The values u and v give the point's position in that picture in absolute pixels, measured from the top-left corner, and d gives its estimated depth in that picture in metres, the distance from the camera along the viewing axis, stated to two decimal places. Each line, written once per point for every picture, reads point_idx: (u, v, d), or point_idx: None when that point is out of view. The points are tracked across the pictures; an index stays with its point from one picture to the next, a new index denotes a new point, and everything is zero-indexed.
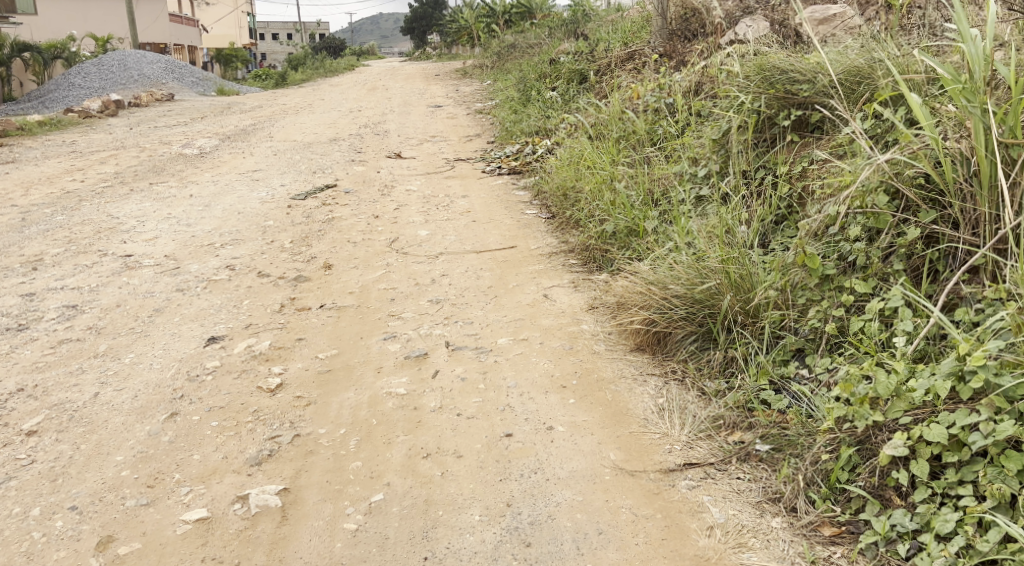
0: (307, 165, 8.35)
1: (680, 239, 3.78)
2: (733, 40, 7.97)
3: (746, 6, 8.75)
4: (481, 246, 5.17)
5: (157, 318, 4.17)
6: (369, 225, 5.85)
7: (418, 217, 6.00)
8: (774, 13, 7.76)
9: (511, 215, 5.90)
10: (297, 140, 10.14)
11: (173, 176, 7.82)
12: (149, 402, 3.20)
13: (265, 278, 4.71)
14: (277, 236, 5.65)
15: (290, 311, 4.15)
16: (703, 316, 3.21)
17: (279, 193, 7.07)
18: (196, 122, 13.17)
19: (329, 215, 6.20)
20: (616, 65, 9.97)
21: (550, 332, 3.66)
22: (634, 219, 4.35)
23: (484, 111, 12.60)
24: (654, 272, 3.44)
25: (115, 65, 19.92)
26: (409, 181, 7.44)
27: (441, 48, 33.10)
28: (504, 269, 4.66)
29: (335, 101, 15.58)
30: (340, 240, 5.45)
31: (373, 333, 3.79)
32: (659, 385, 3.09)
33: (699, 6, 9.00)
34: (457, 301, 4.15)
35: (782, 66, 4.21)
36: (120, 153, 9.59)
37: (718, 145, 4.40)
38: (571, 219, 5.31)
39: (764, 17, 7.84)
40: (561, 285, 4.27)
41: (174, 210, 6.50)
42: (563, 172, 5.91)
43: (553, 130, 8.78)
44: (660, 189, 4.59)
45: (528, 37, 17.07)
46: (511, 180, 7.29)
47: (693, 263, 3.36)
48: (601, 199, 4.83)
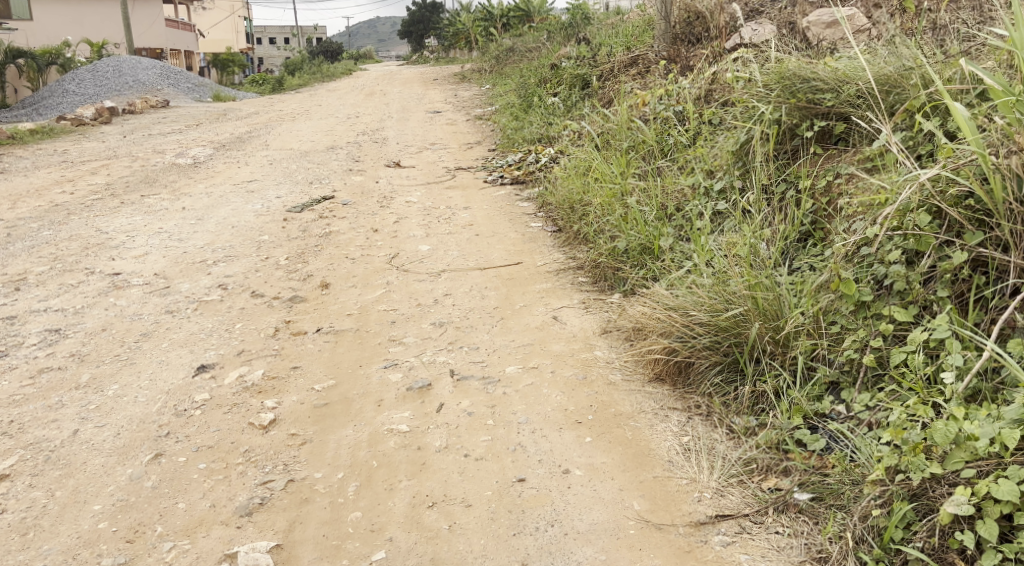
0: (304, 175, 8.13)
1: (699, 259, 3.57)
2: (740, 45, 7.77)
3: (752, 9, 8.55)
4: (485, 262, 4.95)
5: (144, 344, 3.94)
6: (367, 239, 5.62)
7: (419, 231, 5.78)
8: (782, 16, 7.56)
9: (516, 229, 5.69)
10: (294, 148, 9.93)
11: (166, 188, 7.59)
12: (132, 441, 2.97)
13: (259, 298, 4.49)
14: (272, 252, 5.43)
15: (284, 335, 3.92)
16: (728, 345, 2.98)
17: (275, 205, 6.86)
18: (191, 129, 12.96)
19: (326, 229, 5.97)
20: (619, 70, 9.76)
21: (562, 359, 3.43)
22: (648, 236, 4.13)
23: (484, 117, 12.40)
24: (674, 296, 3.22)
25: (110, 72, 19.70)
26: (409, 191, 7.23)
27: (440, 52, 32.91)
28: (511, 288, 4.44)
29: (332, 106, 15.37)
30: (337, 256, 5.23)
31: (373, 360, 3.56)
32: (682, 421, 2.88)
33: (704, 9, 8.80)
34: (462, 325, 3.93)
35: (804, 74, 4.00)
36: (112, 163, 9.36)
37: (737, 159, 4.21)
38: (579, 233, 5.09)
39: (772, 20, 7.64)
40: (571, 306, 4.04)
41: (165, 224, 6.27)
42: (569, 183, 5.70)
43: (556, 137, 8.57)
44: (674, 204, 4.37)
45: (527, 41, 16.86)
46: (515, 191, 7.07)
47: (716, 286, 3.14)
48: (612, 214, 4.62)
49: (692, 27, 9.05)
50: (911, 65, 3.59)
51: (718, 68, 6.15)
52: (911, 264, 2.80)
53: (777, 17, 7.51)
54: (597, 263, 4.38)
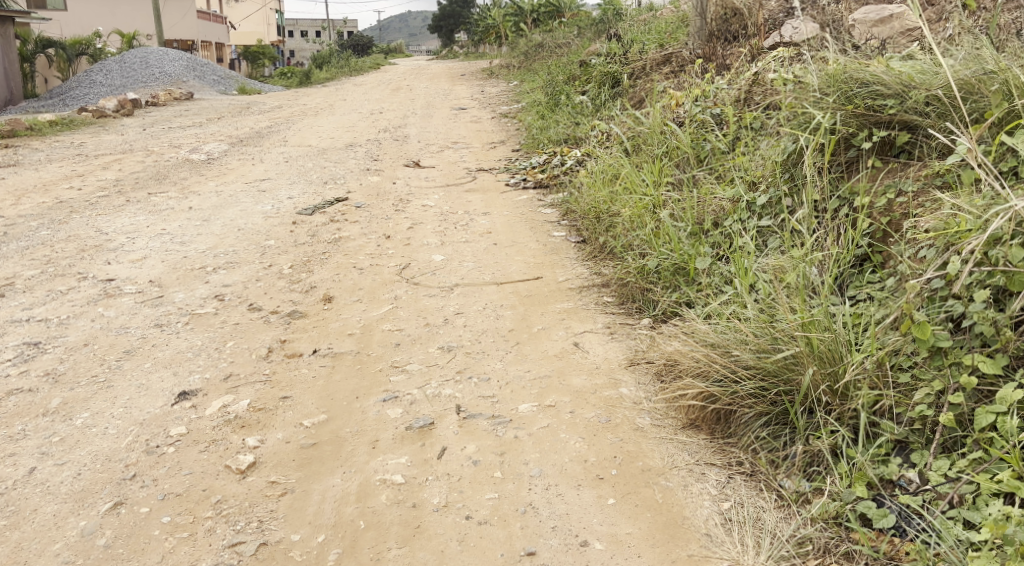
0: (319, 174, 7.79)
1: (742, 286, 3.16)
2: (780, 44, 7.33)
3: (793, 6, 8.10)
4: (502, 276, 4.57)
5: (126, 362, 3.59)
6: (379, 247, 5.27)
7: (434, 239, 5.43)
8: (826, 12, 7.10)
9: (537, 238, 5.31)
10: (312, 145, 9.62)
11: (176, 185, 7.30)
12: (91, 485, 2.63)
13: (256, 312, 4.15)
14: (277, 259, 5.09)
15: (277, 358, 3.56)
16: (777, 392, 2.57)
17: (285, 206, 6.52)
18: (212, 123, 12.69)
19: (337, 234, 5.63)
20: (652, 69, 9.33)
21: (583, 397, 3.03)
22: (682, 255, 3.71)
23: (509, 114, 12.01)
24: (714, 332, 2.82)
25: (137, 63, 19.57)
26: (427, 193, 6.88)
27: (469, 47, 32.56)
28: (529, 308, 4.07)
29: (356, 101, 15.07)
30: (345, 265, 4.88)
31: (371, 392, 3.19)
32: (721, 481, 2.48)
33: (741, 5, 8.36)
34: (473, 350, 3.56)
35: (862, 78, 3.58)
36: (126, 158, 9.10)
37: (783, 171, 3.80)
38: (605, 246, 4.70)
39: (814, 18, 7.19)
40: (594, 331, 3.65)
41: (169, 225, 5.96)
42: (596, 192, 5.31)
43: (583, 139, 8.17)
44: (711, 220, 3.97)
45: (557, 37, 16.43)
46: (538, 195, 6.69)
47: (763, 322, 2.73)
48: (641, 229, 4.21)
49: (729, 24, 8.57)
50: (990, 69, 3.17)
51: (760, 68, 5.73)
52: (998, 305, 2.38)
53: (822, 15, 7.08)
54: (625, 283, 3.98)
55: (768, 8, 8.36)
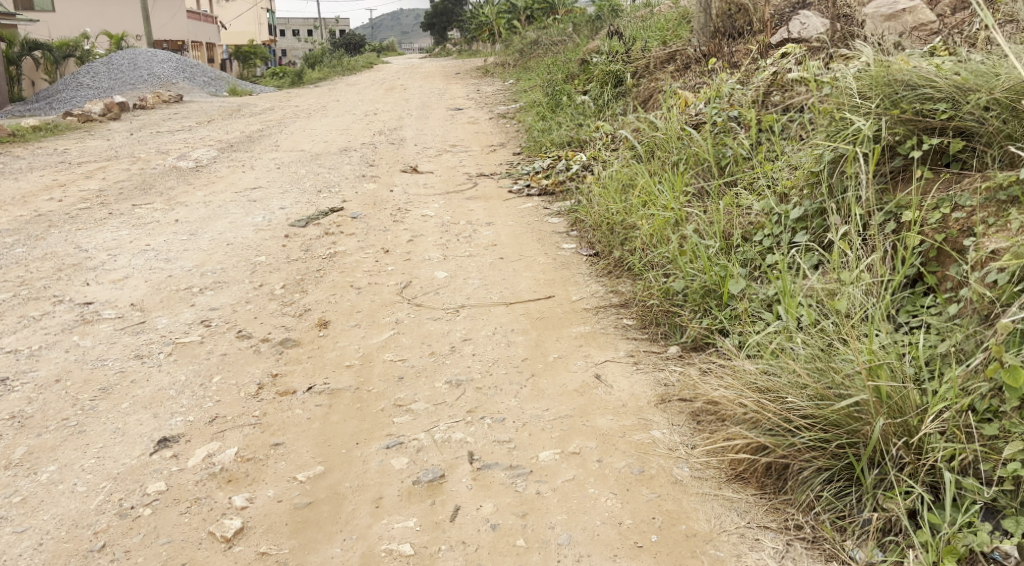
0: (313, 181, 7.46)
1: (786, 313, 2.83)
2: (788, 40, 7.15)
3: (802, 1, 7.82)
4: (511, 296, 4.26)
5: (101, 402, 3.25)
6: (377, 263, 4.95)
7: (436, 254, 5.12)
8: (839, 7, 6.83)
9: (546, 252, 5.01)
10: (305, 150, 9.28)
11: (162, 196, 6.95)
12: (54, 560, 2.33)
13: (246, 341, 3.82)
14: (268, 277, 4.76)
15: (268, 396, 3.22)
16: (839, 444, 2.27)
17: (277, 218, 6.20)
18: (201, 127, 12.34)
19: (332, 249, 5.30)
20: (655, 68, 9.02)
21: (611, 441, 2.70)
22: (712, 276, 3.39)
23: (507, 114, 11.71)
24: (763, 374, 2.52)
25: (125, 65, 19.17)
26: (426, 202, 6.57)
27: (462, 44, 32.20)
28: (542, 332, 3.75)
29: (349, 102, 14.73)
30: (341, 284, 4.56)
31: (373, 437, 2.85)
32: (780, 549, 2.18)
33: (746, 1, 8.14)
34: (484, 384, 3.23)
35: (908, 79, 3.26)
36: (111, 165, 8.74)
37: (820, 181, 3.48)
38: (621, 261, 4.41)
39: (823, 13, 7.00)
40: (617, 360, 3.33)
41: (153, 240, 5.61)
42: (608, 202, 5.01)
43: (588, 142, 7.86)
44: (740, 236, 3.66)
45: (553, 34, 16.10)
46: (544, 203, 6.38)
47: (819, 362, 2.42)
48: (662, 245, 3.90)
49: (733, 21, 8.52)
50: None
51: (777, 68, 5.43)
52: None
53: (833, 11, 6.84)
54: (649, 305, 3.66)
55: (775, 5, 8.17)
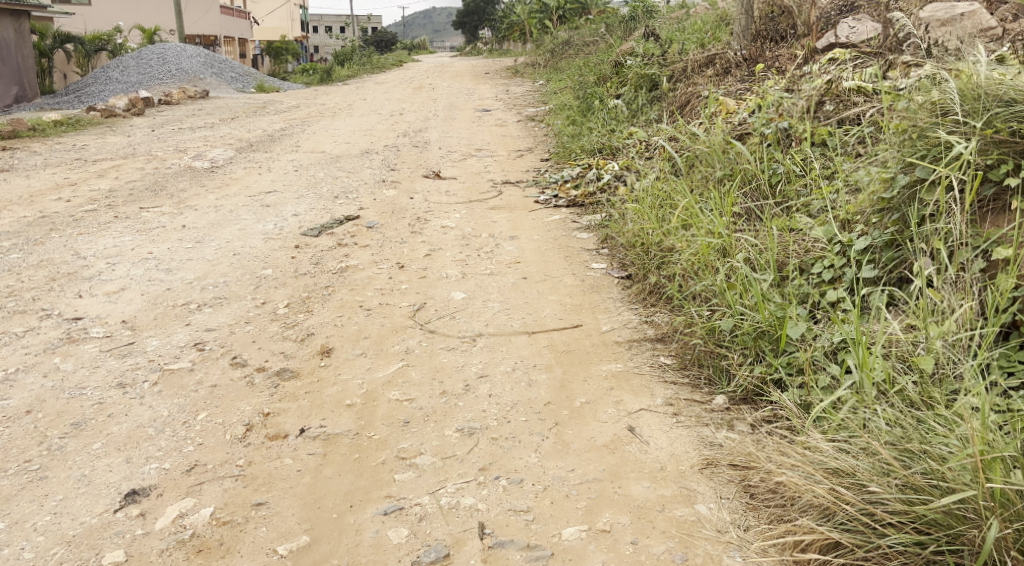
0: (330, 186, 7.11)
1: (860, 373, 2.42)
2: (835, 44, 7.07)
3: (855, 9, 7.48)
4: (534, 324, 3.88)
5: (70, 440, 2.90)
6: (391, 281, 4.59)
7: (454, 271, 4.75)
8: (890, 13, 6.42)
9: (573, 272, 4.62)
10: (325, 151, 8.93)
11: (172, 198, 6.62)
12: None
13: (239, 370, 3.45)
14: (272, 294, 4.41)
15: (256, 441, 2.85)
16: (937, 549, 1.99)
17: (289, 225, 5.85)
18: (224, 124, 12.06)
19: (344, 264, 4.94)
20: (693, 71, 8.54)
21: (647, 518, 2.35)
22: (766, 315, 2.94)
23: (536, 117, 11.32)
24: (840, 455, 2.23)
25: (154, 59, 18.97)
26: (447, 212, 6.21)
27: (493, 42, 31.79)
28: (568, 369, 3.34)
29: (376, 101, 14.39)
30: (350, 305, 4.20)
31: (372, 499, 2.50)
32: None
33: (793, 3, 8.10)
34: (501, 433, 2.83)
35: (1004, 95, 2.87)
36: (126, 164, 8.45)
37: (893, 209, 3.08)
38: (656, 287, 4.00)
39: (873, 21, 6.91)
40: (654, 410, 2.92)
41: (156, 248, 5.29)
42: (643, 220, 4.58)
43: (621, 150, 7.44)
44: (797, 269, 3.26)
45: (585, 35, 15.66)
46: (572, 215, 5.97)
47: (909, 447, 2.15)
48: (707, 275, 3.49)
49: (776, 24, 8.44)
50: None
51: (831, 76, 5.00)
52: None
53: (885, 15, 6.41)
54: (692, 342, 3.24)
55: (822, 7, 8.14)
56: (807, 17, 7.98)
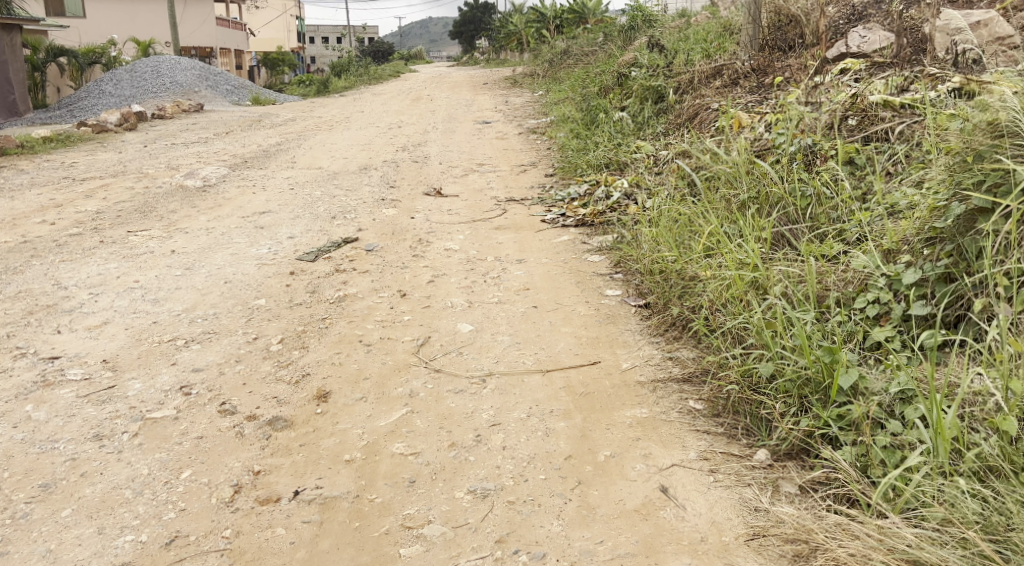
0: (327, 205, 6.83)
1: (936, 440, 2.22)
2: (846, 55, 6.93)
3: (867, 24, 7.32)
4: (548, 361, 3.59)
5: (36, 506, 2.62)
6: (392, 311, 4.31)
7: (460, 299, 4.46)
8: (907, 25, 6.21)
9: (586, 300, 4.34)
10: (322, 167, 8.66)
11: (162, 220, 6.34)
12: None
13: (228, 418, 3.16)
14: (265, 327, 4.13)
15: (244, 506, 2.58)
16: None
17: (284, 249, 5.57)
18: (218, 139, 11.77)
19: (341, 292, 4.66)
20: (700, 83, 8.29)
21: None
22: (811, 360, 2.64)
23: (538, 129, 11.05)
24: (924, 543, 2.08)
25: (148, 73, 18.70)
26: (450, 232, 5.93)
27: (490, 53, 31.62)
28: (589, 416, 3.04)
29: (373, 114, 14.12)
30: (348, 339, 3.92)
31: None
32: None
33: (800, 14, 7.92)
34: (518, 495, 2.57)
35: None
36: (115, 183, 8.16)
37: (945, 239, 2.84)
38: (679, 318, 3.72)
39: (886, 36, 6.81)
40: (687, 466, 2.64)
41: (143, 276, 5.00)
42: (661, 245, 4.31)
43: (628, 165, 7.17)
44: (838, 303, 3.00)
45: (583, 45, 15.44)
46: (581, 236, 5.69)
47: (1006, 537, 2.02)
48: (740, 311, 3.20)
49: (784, 34, 8.16)
50: None
51: (855, 90, 4.75)
52: None
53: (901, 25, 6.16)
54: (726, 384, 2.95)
55: (828, 16, 7.89)
56: (816, 25, 7.73)
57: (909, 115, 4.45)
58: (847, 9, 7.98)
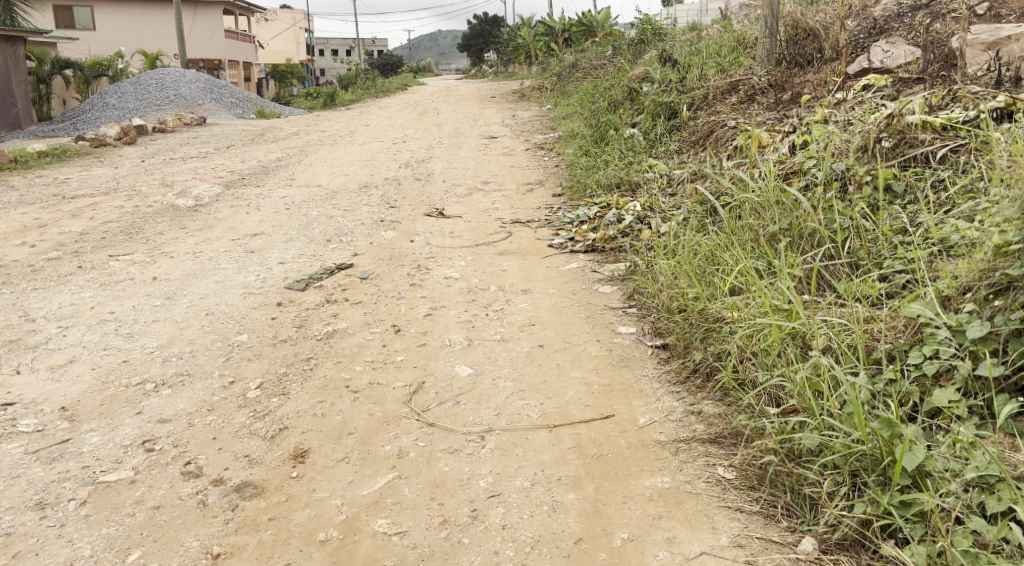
0: (323, 227, 6.47)
1: None
2: (868, 69, 6.57)
3: (891, 39, 6.96)
4: (556, 413, 3.20)
5: None
6: (384, 349, 3.93)
7: (459, 337, 4.07)
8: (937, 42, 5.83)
9: (596, 338, 3.95)
10: (322, 185, 8.31)
11: (147, 243, 5.99)
12: None
13: (190, 483, 2.78)
14: (244, 369, 3.75)
15: None
16: None
17: (273, 276, 5.20)
18: (217, 154, 11.45)
19: (330, 327, 4.27)
20: (715, 98, 7.92)
21: None
22: (866, 434, 2.31)
23: (546, 145, 10.69)
24: None
25: (152, 85, 18.46)
26: (451, 258, 5.56)
27: (498, 66, 31.43)
28: (602, 484, 2.69)
29: (378, 128, 13.79)
30: (334, 384, 3.54)
31: None
32: None
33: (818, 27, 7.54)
34: None
35: None
36: (105, 201, 7.81)
37: (1019, 287, 2.49)
38: (703, 365, 3.34)
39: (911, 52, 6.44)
40: (717, 555, 2.33)
41: (119, 307, 4.64)
42: (680, 279, 3.93)
43: (641, 186, 6.79)
44: (889, 357, 2.66)
45: (593, 58, 15.10)
46: (592, 263, 5.31)
47: None
48: (776, 364, 2.84)
49: (801, 47, 7.75)
50: None
51: (890, 109, 4.37)
52: None
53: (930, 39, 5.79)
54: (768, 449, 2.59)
55: (848, 30, 7.53)
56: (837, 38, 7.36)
57: (951, 138, 4.07)
58: (868, 22, 7.61)
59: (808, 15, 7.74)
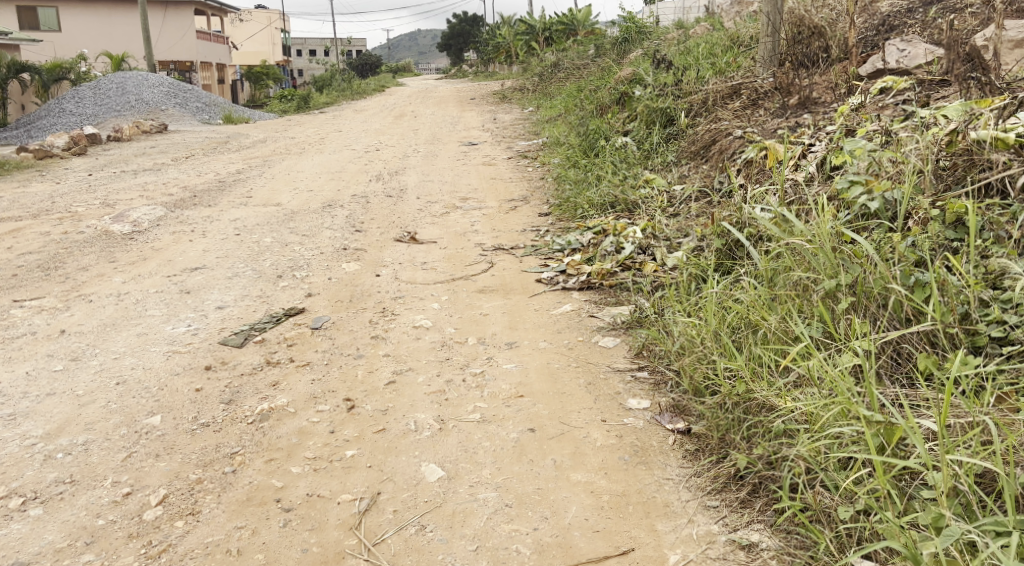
0: (275, 258, 5.60)
1: None
2: (884, 71, 5.75)
3: (908, 36, 6.15)
4: (554, 549, 2.40)
5: None
6: (331, 439, 3.07)
7: (427, 417, 3.21)
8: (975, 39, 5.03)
9: (601, 416, 3.11)
10: (280, 204, 7.44)
11: (65, 283, 5.10)
12: None
13: None
14: (146, 473, 2.88)
15: None
16: None
17: (208, 325, 4.33)
18: (174, 166, 10.54)
19: (267, 404, 3.39)
20: (715, 104, 7.12)
21: None
22: None
23: (530, 153, 9.84)
24: None
25: (112, 89, 17.47)
26: (421, 299, 4.71)
27: (479, 65, 30.54)
28: None
29: (350, 134, 12.90)
30: (260, 498, 2.70)
31: None
32: None
33: (824, 23, 6.74)
34: None
35: None
36: (33, 225, 6.90)
37: None
38: (750, 474, 2.54)
39: (932, 51, 5.63)
40: None
41: (9, 374, 3.77)
42: (708, 344, 3.12)
43: (639, 206, 5.97)
44: None
45: (575, 59, 14.29)
46: (589, 304, 4.47)
47: None
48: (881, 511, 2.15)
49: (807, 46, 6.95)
50: None
51: (952, 122, 3.53)
52: None
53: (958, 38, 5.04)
54: None
55: (856, 28, 6.75)
56: (846, 36, 6.56)
57: None
58: (877, 19, 6.84)
59: (813, 11, 6.96)
